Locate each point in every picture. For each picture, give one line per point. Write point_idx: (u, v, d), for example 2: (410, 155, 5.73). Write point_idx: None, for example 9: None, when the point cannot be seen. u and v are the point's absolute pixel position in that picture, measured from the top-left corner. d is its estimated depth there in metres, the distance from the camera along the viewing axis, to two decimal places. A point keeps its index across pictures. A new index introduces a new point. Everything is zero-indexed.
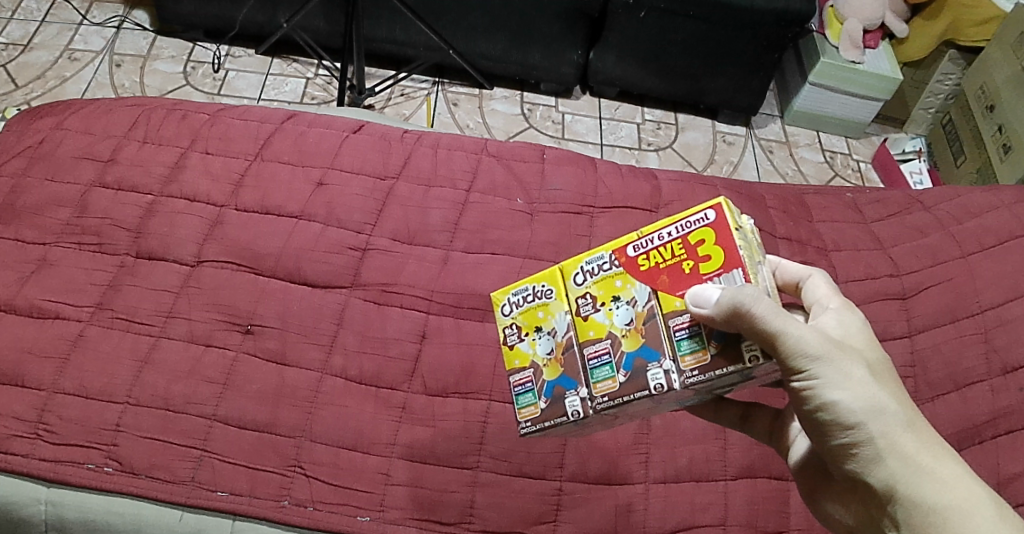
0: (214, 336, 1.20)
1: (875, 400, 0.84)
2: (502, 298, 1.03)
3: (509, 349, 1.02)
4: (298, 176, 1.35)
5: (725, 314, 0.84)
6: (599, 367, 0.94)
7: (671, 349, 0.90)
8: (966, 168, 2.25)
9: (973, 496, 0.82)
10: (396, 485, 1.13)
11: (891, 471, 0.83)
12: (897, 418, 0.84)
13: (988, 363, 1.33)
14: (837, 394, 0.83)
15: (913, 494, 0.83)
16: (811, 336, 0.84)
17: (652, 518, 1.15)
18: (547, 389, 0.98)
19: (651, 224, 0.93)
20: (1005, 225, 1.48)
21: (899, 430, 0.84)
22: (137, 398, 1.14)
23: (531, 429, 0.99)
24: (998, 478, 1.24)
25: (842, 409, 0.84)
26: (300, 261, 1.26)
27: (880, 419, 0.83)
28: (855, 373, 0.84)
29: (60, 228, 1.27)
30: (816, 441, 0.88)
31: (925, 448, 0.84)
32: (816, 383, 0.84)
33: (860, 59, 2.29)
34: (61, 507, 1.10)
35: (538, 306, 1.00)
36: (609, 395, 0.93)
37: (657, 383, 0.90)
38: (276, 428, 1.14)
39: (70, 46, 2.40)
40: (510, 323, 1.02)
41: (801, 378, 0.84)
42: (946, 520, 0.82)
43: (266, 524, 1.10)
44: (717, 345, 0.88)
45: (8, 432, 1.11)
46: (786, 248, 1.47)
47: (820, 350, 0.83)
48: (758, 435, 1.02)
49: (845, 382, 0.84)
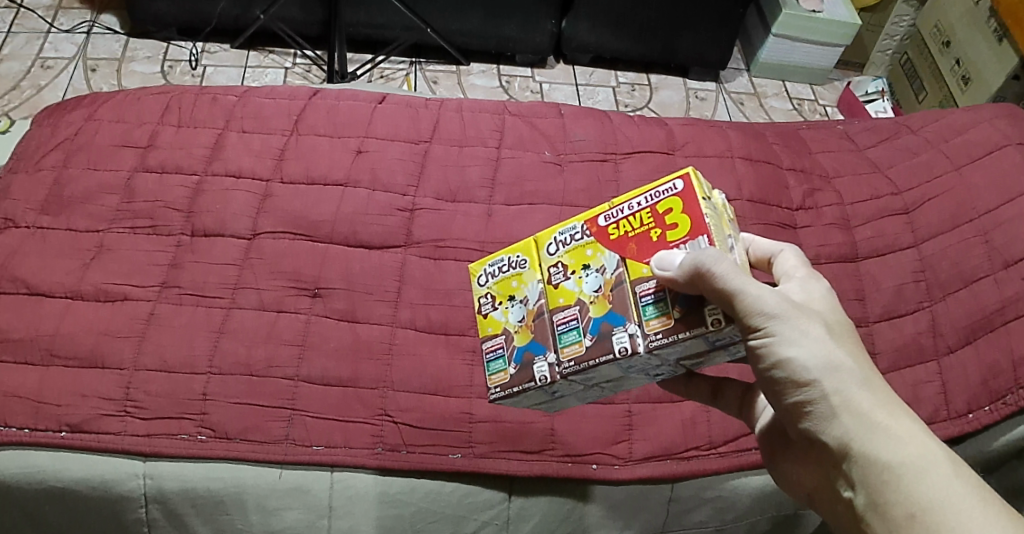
0: (285, 301, 1.24)
1: (831, 357, 0.81)
2: (479, 269, 1.04)
3: (483, 318, 1.02)
4: (337, 146, 1.40)
5: (689, 276, 0.83)
6: (567, 332, 0.93)
7: (636, 314, 0.89)
8: (928, 103, 2.39)
9: (930, 452, 0.77)
10: (479, 422, 1.18)
11: (846, 428, 0.80)
12: (853, 374, 0.80)
13: (991, 260, 1.41)
14: (792, 351, 0.81)
15: (868, 451, 0.79)
16: (769, 294, 0.81)
17: (716, 429, 1.23)
18: (516, 355, 0.97)
19: (622, 195, 0.92)
20: (992, 136, 1.56)
21: (857, 386, 0.80)
22: (219, 366, 1.18)
23: (500, 395, 0.99)
24: (1013, 360, 1.32)
25: (797, 366, 0.81)
26: (354, 225, 1.31)
27: (835, 376, 0.80)
28: (811, 330, 0.81)
29: (111, 214, 1.30)
30: (774, 402, 0.85)
31: (883, 404, 0.80)
32: (772, 340, 0.81)
33: (819, 7, 2.42)
34: (160, 479, 1.12)
35: (513, 275, 1.00)
36: (575, 359, 0.92)
37: (622, 347, 0.88)
38: (359, 382, 1.19)
39: (41, 55, 2.32)
40: (486, 293, 1.02)
41: (757, 336, 0.82)
42: (901, 476, 0.77)
43: (364, 472, 1.15)
44: (682, 310, 0.86)
45: (98, 412, 1.14)
46: (794, 179, 1.56)
47: (777, 309, 0.81)
48: (730, 409, 1.02)
49: (800, 339, 0.81)
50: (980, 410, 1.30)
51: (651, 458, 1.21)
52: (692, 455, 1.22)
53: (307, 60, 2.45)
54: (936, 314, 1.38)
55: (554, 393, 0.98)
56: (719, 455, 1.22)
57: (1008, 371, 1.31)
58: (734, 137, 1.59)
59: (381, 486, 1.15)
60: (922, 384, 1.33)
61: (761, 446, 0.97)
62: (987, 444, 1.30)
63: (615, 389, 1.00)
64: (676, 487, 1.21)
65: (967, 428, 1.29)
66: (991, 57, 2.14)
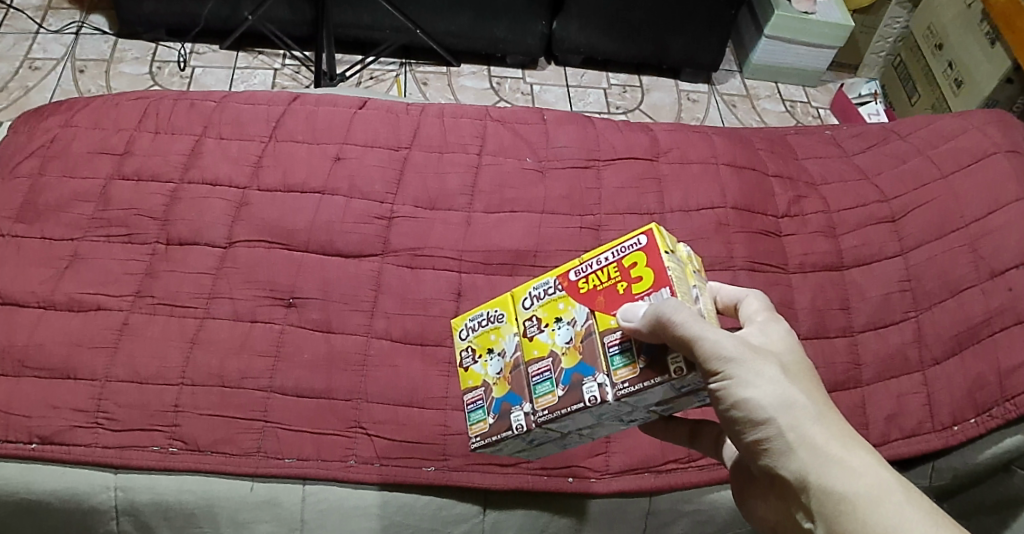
0: (258, 311, 1.23)
1: (786, 394, 0.79)
2: (461, 324, 1.04)
3: (463, 371, 1.02)
4: (315, 153, 1.39)
5: (650, 325, 0.82)
6: (540, 383, 0.92)
7: (604, 363, 0.88)
8: (921, 106, 2.37)
9: (884, 481, 0.76)
10: (454, 435, 1.17)
11: (803, 464, 0.79)
12: (808, 410, 0.79)
13: (978, 270, 1.39)
14: (748, 392, 0.79)
15: (825, 486, 0.77)
16: (726, 337, 0.80)
17: None
18: (494, 406, 0.97)
19: (591, 250, 0.93)
20: (981, 143, 1.54)
21: (813, 421, 0.79)
22: (191, 377, 1.17)
23: (480, 445, 0.98)
24: (999, 371, 1.30)
25: (754, 405, 0.80)
26: (331, 233, 1.30)
27: (790, 412, 0.79)
28: (766, 370, 0.80)
29: (87, 222, 1.29)
30: (734, 440, 0.84)
31: (838, 438, 0.79)
32: (729, 382, 0.80)
33: (812, 10, 2.39)
34: (131, 491, 1.11)
35: (492, 329, 1.00)
36: (550, 409, 0.91)
37: (591, 396, 0.88)
38: (333, 393, 1.18)
39: (29, 56, 2.30)
40: (466, 346, 1.02)
41: (715, 378, 0.80)
42: (859, 503, 0.76)
43: (336, 484, 1.14)
44: (647, 359, 0.86)
45: (69, 423, 1.13)
46: (780, 186, 1.53)
47: (734, 351, 0.80)
48: (707, 450, 1.00)
49: (756, 379, 0.80)
50: (965, 423, 1.29)
51: (629, 472, 1.20)
52: (671, 469, 1.20)
53: (295, 61, 2.42)
54: (922, 325, 1.37)
55: (534, 441, 0.97)
56: (698, 468, 1.20)
57: (994, 383, 1.29)
58: (719, 143, 1.57)
59: (354, 498, 1.13)
60: (907, 395, 1.31)
61: (732, 483, 0.96)
62: (973, 457, 1.28)
63: (597, 435, 0.99)
64: (654, 501, 1.20)
65: (953, 441, 1.28)
66: (983, 61, 2.12)
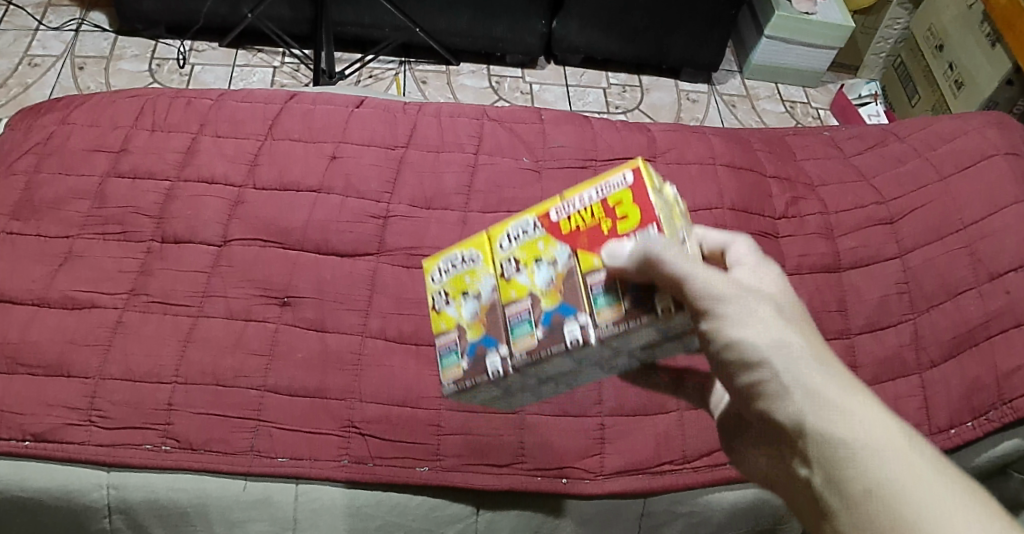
0: (253, 310, 1.22)
1: (779, 335, 0.79)
2: (432, 266, 1.00)
3: (436, 314, 0.97)
4: (311, 152, 1.39)
5: (637, 264, 0.83)
6: (520, 325, 0.90)
7: (587, 303, 0.87)
8: (921, 107, 2.36)
9: (884, 426, 0.73)
10: (448, 435, 1.16)
11: (799, 405, 0.76)
12: (802, 351, 0.78)
13: (976, 273, 1.38)
14: (740, 332, 0.79)
15: (822, 429, 0.74)
16: (716, 278, 0.82)
17: (690, 443, 1.21)
18: (469, 350, 0.94)
19: (573, 190, 0.92)
20: (980, 145, 1.53)
21: (808, 362, 0.77)
22: (185, 376, 1.17)
23: (453, 390, 0.94)
24: (997, 374, 1.29)
25: (746, 345, 0.79)
26: (326, 232, 1.30)
27: (784, 352, 0.78)
28: (758, 311, 0.80)
29: (82, 219, 1.29)
30: (727, 385, 0.82)
31: (835, 380, 0.76)
32: (720, 321, 0.80)
33: (812, 10, 2.40)
34: (124, 489, 1.11)
35: (466, 271, 0.96)
36: (528, 351, 0.89)
37: (573, 338, 0.87)
38: (326, 393, 1.18)
39: (29, 53, 2.30)
40: (438, 290, 0.98)
41: (706, 319, 0.81)
42: (852, 446, 0.73)
43: (329, 484, 1.14)
44: (632, 298, 0.86)
45: (62, 421, 1.13)
46: (777, 187, 1.53)
47: (724, 292, 0.81)
48: (693, 398, 1.00)
49: (748, 319, 0.80)
50: (962, 426, 1.28)
51: (623, 473, 1.19)
52: (665, 470, 1.20)
53: (294, 59, 2.42)
54: (919, 327, 1.36)
55: (511, 388, 0.95)
56: (693, 469, 1.20)
57: (991, 386, 1.29)
58: (717, 144, 1.56)
59: (348, 498, 1.14)
60: (904, 398, 1.31)
61: (721, 437, 0.92)
62: (971, 460, 1.28)
63: (576, 381, 0.99)
64: (648, 503, 1.20)
65: (950, 444, 1.27)
66: (984, 62, 2.11)
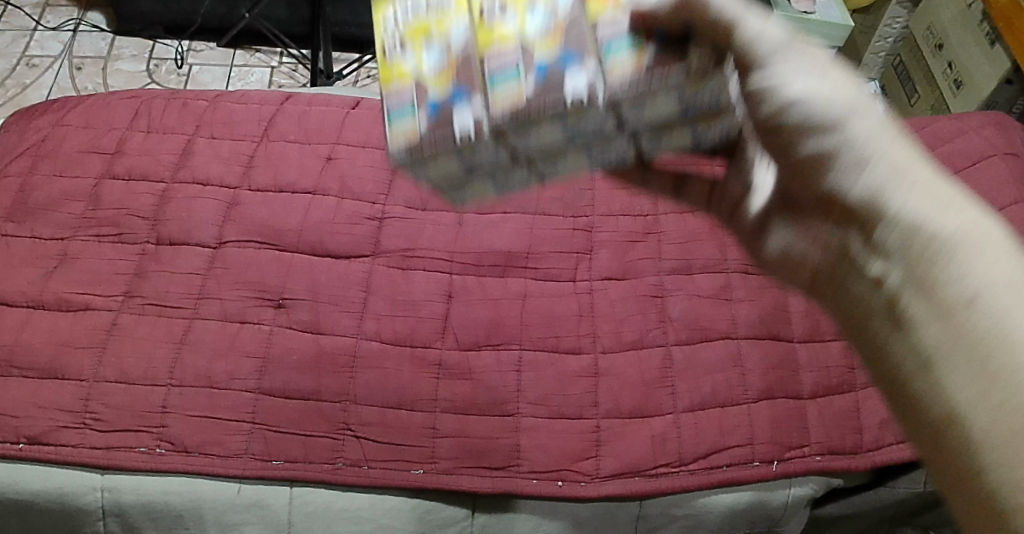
0: (248, 312, 1.22)
1: (852, 98, 0.71)
2: (387, 9, 0.87)
3: (387, 64, 0.83)
4: (307, 153, 1.39)
5: (673, 9, 0.71)
6: (501, 76, 0.74)
7: (481, 85, 0.76)
8: (920, 107, 2.37)
9: (978, 216, 0.66)
10: (443, 438, 1.17)
11: (879, 178, 0.69)
12: (877, 120, 0.71)
13: None
14: (807, 92, 0.71)
15: (908, 214, 0.67)
16: (772, 26, 0.72)
17: (685, 445, 1.21)
18: (430, 106, 0.77)
19: None
20: (978, 146, 1.53)
21: (883, 131, 0.71)
22: (179, 378, 1.16)
23: (404, 152, 0.77)
24: None
25: (815, 107, 0.71)
26: (322, 234, 1.30)
27: (860, 118, 0.71)
28: (826, 68, 0.72)
29: (77, 221, 1.29)
30: (784, 148, 0.75)
31: (918, 158, 0.70)
32: (775, 82, 0.72)
33: (811, 10, 2.38)
34: (117, 492, 1.11)
35: (432, 14, 0.83)
36: (511, 108, 0.72)
37: (576, 93, 0.71)
38: (321, 395, 1.17)
39: (27, 53, 2.30)
40: (393, 36, 0.85)
41: (759, 73, 0.72)
42: (947, 243, 0.65)
43: (323, 487, 1.14)
44: (659, 42, 0.72)
45: (56, 423, 1.12)
46: None
47: (778, 43, 0.71)
48: (694, 198, 0.93)
49: (815, 72, 0.72)
50: None
51: (619, 475, 1.18)
52: (661, 472, 1.19)
53: (292, 58, 2.40)
54: None
55: (418, 163, 0.77)
56: (690, 472, 1.20)
57: None
58: None
59: (343, 501, 1.13)
60: None
61: (746, 238, 0.88)
62: None
63: (558, 154, 0.76)
64: (644, 505, 1.19)
65: None
66: (983, 62, 2.09)
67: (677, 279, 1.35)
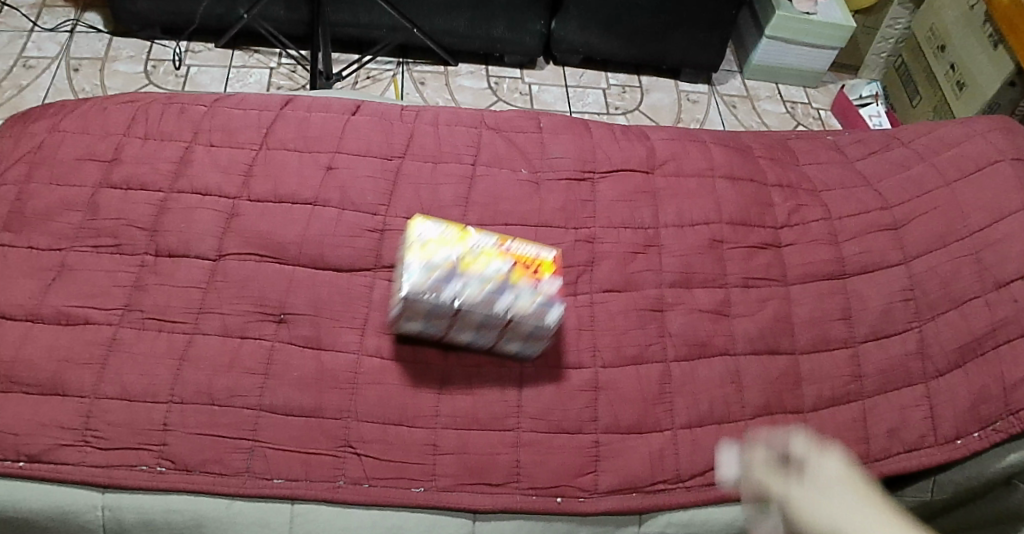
0: (248, 327, 1.21)
1: (824, 472, 1.01)
2: (420, 221, 1.24)
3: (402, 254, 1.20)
4: (307, 163, 1.38)
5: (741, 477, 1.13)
6: (451, 286, 1.17)
7: (438, 287, 1.17)
8: (922, 109, 2.34)
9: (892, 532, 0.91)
10: (445, 455, 1.17)
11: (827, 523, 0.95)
12: (840, 496, 0.97)
13: (982, 281, 1.38)
14: (796, 492, 1.00)
15: None
16: (801, 445, 1.06)
17: (684, 462, 1.21)
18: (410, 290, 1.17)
19: (516, 250, 1.24)
20: (982, 153, 1.52)
21: (840, 500, 0.96)
22: (181, 395, 1.16)
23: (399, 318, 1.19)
24: (1003, 385, 1.30)
25: (799, 506, 0.99)
26: (323, 246, 1.29)
27: (818, 490, 0.99)
28: (821, 470, 1.01)
29: (74, 231, 1.28)
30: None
31: (864, 508, 0.95)
32: (783, 499, 1.01)
33: (814, 10, 2.38)
34: (118, 510, 1.11)
35: (440, 238, 1.22)
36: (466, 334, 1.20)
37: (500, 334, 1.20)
38: (322, 412, 1.17)
39: (24, 54, 2.27)
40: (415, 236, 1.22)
41: (781, 480, 1.03)
42: None
43: (323, 505, 1.13)
44: None
45: (56, 442, 1.12)
46: (779, 196, 1.51)
47: (805, 453, 1.04)
48: None
49: (806, 480, 1.01)
50: (969, 436, 1.28)
51: (618, 491, 1.19)
52: (659, 489, 1.20)
53: (292, 60, 2.40)
54: (918, 342, 1.34)
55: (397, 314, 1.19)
56: (686, 488, 1.20)
57: (998, 397, 1.29)
58: (716, 155, 1.55)
59: (343, 520, 1.13)
60: (909, 408, 1.30)
61: None
62: (981, 471, 1.26)
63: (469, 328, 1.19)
64: (642, 521, 1.19)
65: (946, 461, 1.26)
66: (986, 63, 2.09)
67: (678, 292, 1.35)
